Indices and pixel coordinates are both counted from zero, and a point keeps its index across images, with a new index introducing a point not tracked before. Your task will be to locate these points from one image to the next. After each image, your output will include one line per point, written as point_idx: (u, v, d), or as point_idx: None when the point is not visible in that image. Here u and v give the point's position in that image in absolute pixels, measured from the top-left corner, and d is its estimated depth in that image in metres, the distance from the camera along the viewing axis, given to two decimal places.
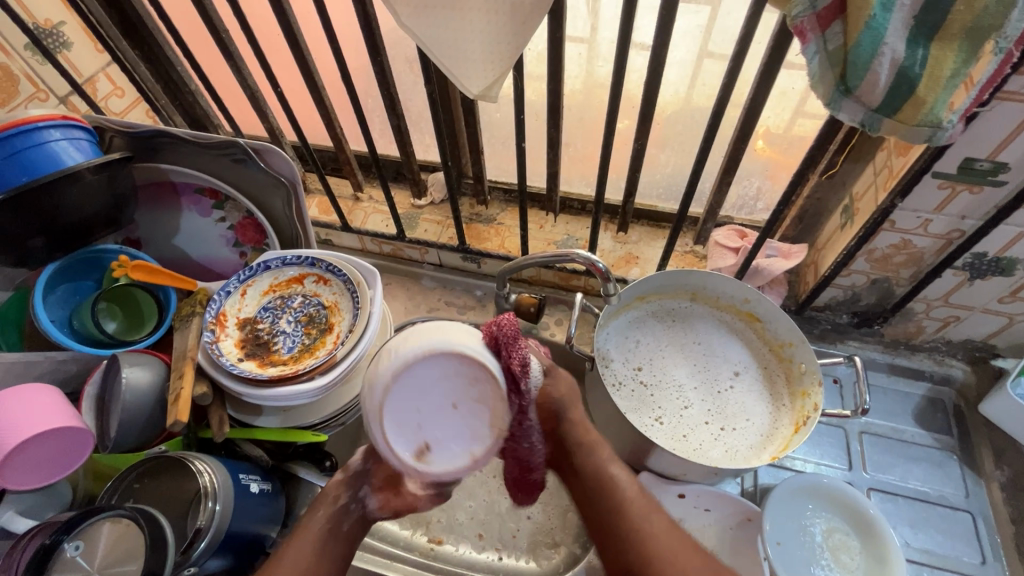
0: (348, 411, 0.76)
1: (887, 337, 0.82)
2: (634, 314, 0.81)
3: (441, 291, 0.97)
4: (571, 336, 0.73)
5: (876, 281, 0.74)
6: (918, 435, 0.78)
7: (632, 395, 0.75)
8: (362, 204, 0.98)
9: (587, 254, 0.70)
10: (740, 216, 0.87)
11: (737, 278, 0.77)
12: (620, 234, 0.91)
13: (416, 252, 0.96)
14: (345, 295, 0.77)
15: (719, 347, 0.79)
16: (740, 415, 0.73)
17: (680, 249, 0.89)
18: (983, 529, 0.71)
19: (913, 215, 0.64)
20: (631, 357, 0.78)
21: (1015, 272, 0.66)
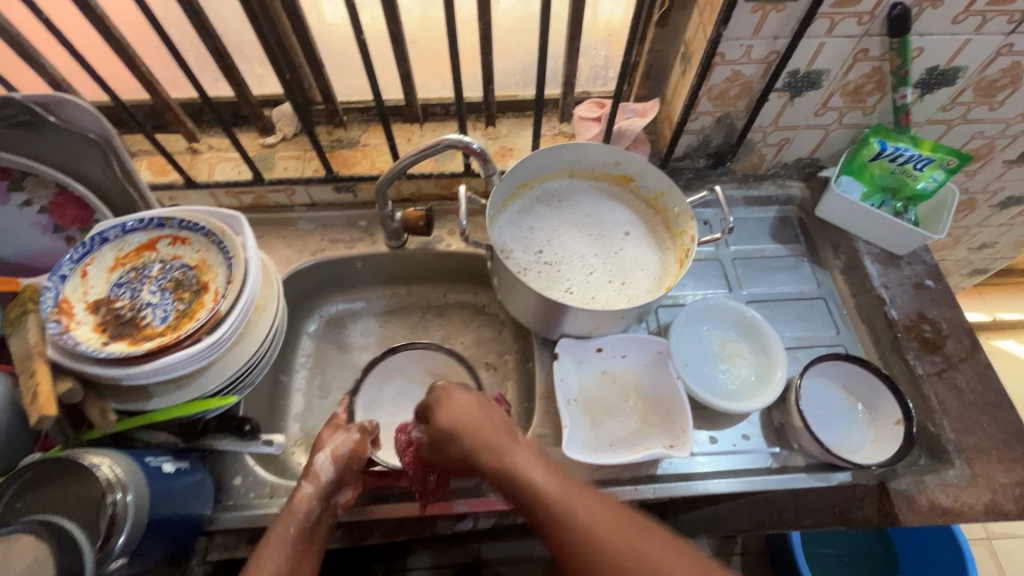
0: (254, 367, 0.71)
1: (739, 173, 0.92)
2: (522, 202, 0.84)
3: (322, 230, 0.91)
4: (466, 229, 0.71)
5: (720, 118, 0.80)
6: (777, 249, 0.91)
7: (536, 274, 0.78)
8: (203, 155, 0.88)
9: (457, 137, 0.70)
10: (597, 89, 0.90)
11: (604, 144, 0.80)
12: (490, 130, 0.91)
13: (283, 195, 0.89)
14: (212, 250, 0.70)
15: (603, 214, 0.84)
16: (634, 266, 0.79)
17: (550, 134, 0.90)
18: (834, 308, 0.85)
19: (737, 43, 0.69)
20: (528, 242, 0.81)
21: (822, 83, 0.76)
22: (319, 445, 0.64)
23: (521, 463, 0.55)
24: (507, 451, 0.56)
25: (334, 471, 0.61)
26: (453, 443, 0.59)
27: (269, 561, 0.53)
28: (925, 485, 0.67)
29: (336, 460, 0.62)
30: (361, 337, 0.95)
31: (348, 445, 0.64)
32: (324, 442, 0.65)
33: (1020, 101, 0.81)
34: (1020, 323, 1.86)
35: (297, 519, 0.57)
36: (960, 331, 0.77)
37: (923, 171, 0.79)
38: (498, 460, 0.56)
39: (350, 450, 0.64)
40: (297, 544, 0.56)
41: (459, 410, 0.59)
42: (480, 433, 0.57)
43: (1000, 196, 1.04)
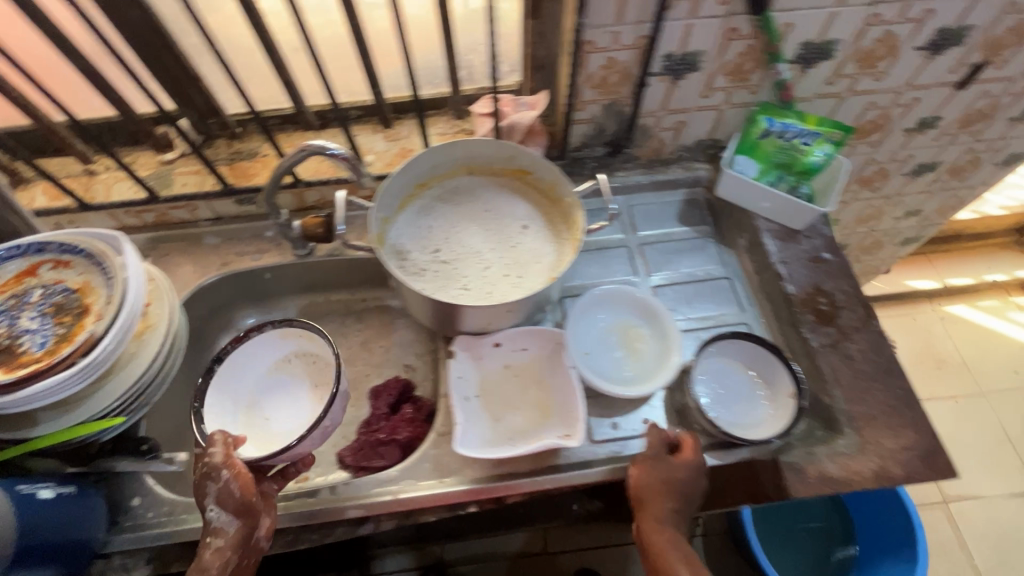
0: (145, 386, 0.71)
1: (643, 159, 0.93)
2: (421, 203, 0.84)
3: (227, 243, 0.90)
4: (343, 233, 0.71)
5: (608, 106, 0.81)
6: (684, 233, 0.91)
7: (433, 274, 0.78)
8: (99, 177, 0.87)
9: (320, 142, 0.67)
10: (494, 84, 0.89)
11: (494, 139, 0.80)
12: (391, 132, 0.91)
13: (184, 211, 0.88)
14: (95, 272, 0.69)
15: (502, 208, 0.84)
16: (531, 258, 0.79)
17: (451, 132, 0.90)
18: (739, 287, 0.86)
19: (603, 30, 0.69)
20: (426, 242, 0.81)
21: (701, 64, 0.76)
22: (203, 503, 0.59)
23: (658, 542, 0.63)
24: (656, 521, 0.64)
25: (237, 520, 0.60)
26: (656, 505, 0.64)
27: None
28: (815, 456, 0.68)
29: (230, 509, 0.60)
30: None
31: (231, 488, 0.60)
32: (200, 489, 0.60)
33: (903, 71, 0.82)
34: (969, 288, 1.88)
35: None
36: (855, 302, 0.78)
37: (810, 146, 0.80)
38: (681, 505, 0.65)
39: (239, 491, 0.60)
40: None
41: (665, 472, 0.65)
42: (673, 490, 0.65)
43: (910, 165, 1.05)
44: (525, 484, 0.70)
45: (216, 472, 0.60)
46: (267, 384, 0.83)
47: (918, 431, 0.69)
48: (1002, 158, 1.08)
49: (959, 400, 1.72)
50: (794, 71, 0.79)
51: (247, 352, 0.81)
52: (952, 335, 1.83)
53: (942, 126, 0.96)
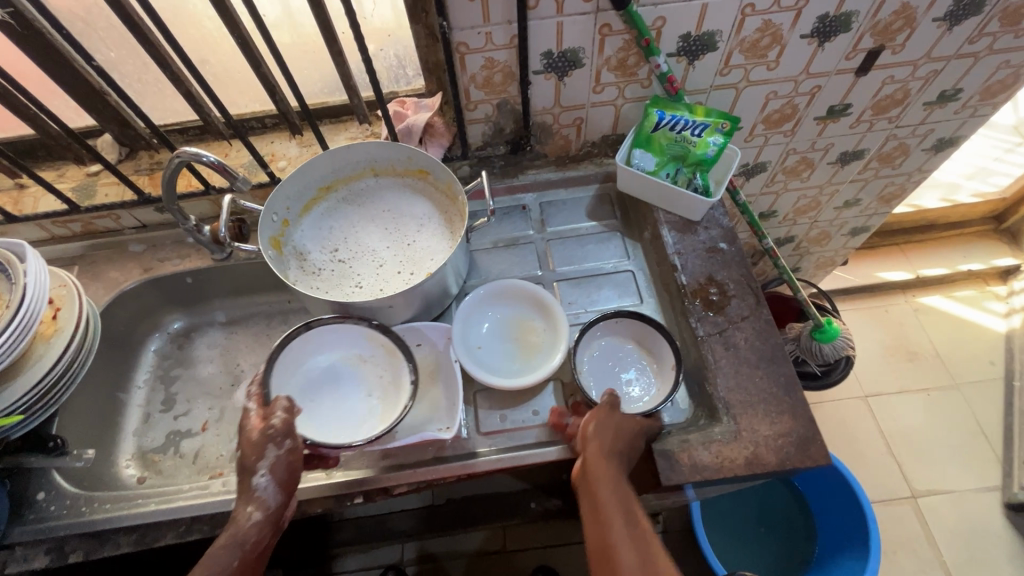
0: (53, 386, 0.73)
1: (551, 156, 0.94)
2: (326, 205, 0.87)
3: (152, 250, 0.95)
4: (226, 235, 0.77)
5: (500, 105, 0.83)
6: (592, 227, 0.92)
7: (330, 274, 0.81)
8: (29, 190, 0.92)
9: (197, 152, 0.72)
10: (401, 88, 0.92)
11: (389, 142, 0.83)
12: (304, 138, 0.94)
13: (109, 220, 0.93)
14: (2, 280, 0.74)
15: (403, 209, 0.86)
16: (425, 256, 0.82)
17: (361, 137, 0.93)
18: (640, 279, 0.87)
19: (474, 32, 0.71)
20: (327, 243, 0.84)
21: (583, 61, 0.78)
22: (255, 468, 0.62)
23: (603, 496, 0.62)
24: (607, 474, 0.63)
25: (278, 494, 0.62)
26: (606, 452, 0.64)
27: None
28: (688, 444, 0.68)
29: (277, 479, 0.62)
30: (206, 350, 0.98)
31: (286, 460, 0.63)
32: (256, 453, 0.63)
33: (795, 59, 0.82)
34: (944, 278, 1.84)
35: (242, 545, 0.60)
36: (745, 291, 0.78)
37: (701, 136, 0.81)
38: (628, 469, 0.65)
39: (288, 463, 0.64)
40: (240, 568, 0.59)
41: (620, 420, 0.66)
42: (620, 445, 0.65)
43: (833, 153, 1.05)
44: (408, 475, 0.70)
45: (281, 438, 0.64)
46: (351, 370, 0.80)
47: (795, 417, 0.69)
48: (931, 144, 1.07)
49: (933, 392, 1.68)
50: (680, 64, 0.80)
51: (329, 331, 0.78)
52: (926, 327, 1.78)
53: (854, 113, 0.95)
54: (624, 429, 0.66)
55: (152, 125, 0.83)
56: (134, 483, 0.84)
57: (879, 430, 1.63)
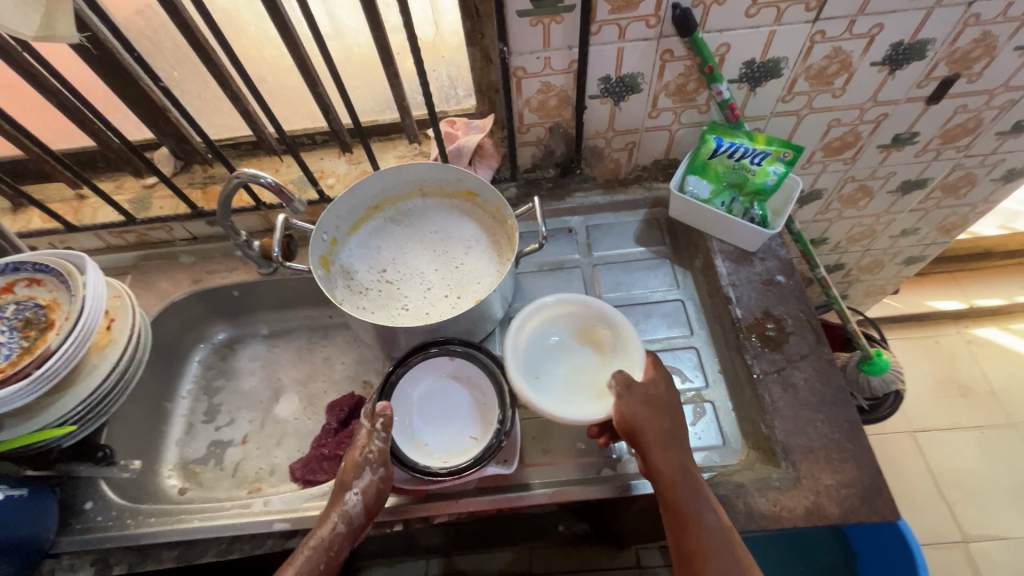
0: (104, 396, 0.74)
1: (600, 179, 0.93)
2: (373, 224, 0.87)
3: (201, 262, 0.96)
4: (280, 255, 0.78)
5: (552, 128, 0.82)
6: (640, 254, 0.90)
7: (375, 294, 0.81)
8: (89, 201, 0.95)
9: (254, 172, 0.72)
10: (450, 107, 0.91)
11: (440, 162, 0.83)
12: (353, 156, 0.94)
13: (162, 232, 0.95)
14: (61, 290, 0.75)
15: (450, 230, 0.86)
16: (472, 279, 0.81)
17: (410, 155, 0.93)
18: (690, 309, 0.84)
19: (533, 57, 0.71)
20: (374, 262, 0.84)
21: (641, 87, 0.76)
22: (350, 483, 0.64)
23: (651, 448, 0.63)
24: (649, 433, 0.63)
25: (360, 512, 0.63)
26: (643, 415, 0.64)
27: None
28: (743, 489, 0.65)
29: (366, 502, 0.63)
30: (248, 362, 0.98)
31: (378, 484, 0.64)
32: (354, 470, 0.64)
33: (863, 87, 0.79)
34: (1000, 310, 1.75)
35: (321, 550, 0.62)
36: (804, 327, 0.75)
37: (761, 165, 0.78)
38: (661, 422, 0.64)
39: (379, 487, 0.64)
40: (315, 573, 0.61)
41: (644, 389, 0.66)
42: (644, 407, 0.64)
43: (895, 181, 1.01)
44: (449, 505, 0.70)
45: (375, 460, 0.65)
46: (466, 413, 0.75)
47: (859, 466, 0.65)
48: (1001, 174, 1.01)
49: (987, 430, 1.59)
50: (741, 90, 0.78)
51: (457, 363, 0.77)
52: (980, 360, 1.69)
53: (922, 141, 0.91)
54: (655, 425, 0.63)
55: (210, 141, 0.84)
56: (176, 494, 0.85)
57: (928, 469, 1.55)
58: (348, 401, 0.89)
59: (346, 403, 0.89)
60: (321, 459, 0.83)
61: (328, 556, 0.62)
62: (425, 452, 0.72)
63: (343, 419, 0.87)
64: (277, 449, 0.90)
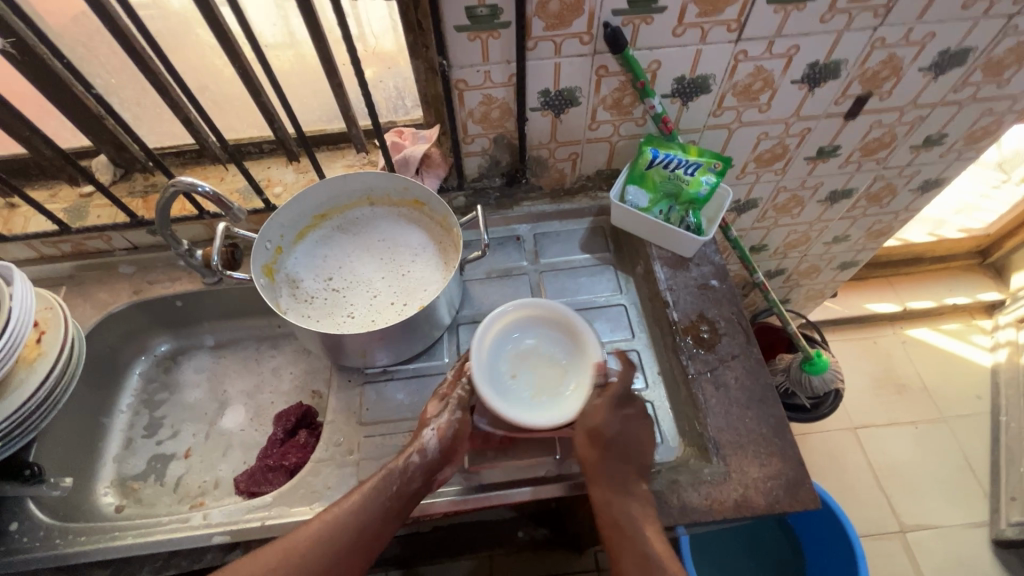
0: (31, 412, 0.71)
1: (546, 189, 0.95)
2: (320, 232, 0.87)
3: (142, 272, 0.94)
4: (219, 265, 0.77)
5: (497, 139, 0.84)
6: (586, 260, 0.93)
7: (321, 302, 0.81)
8: (21, 210, 0.92)
9: (191, 181, 0.72)
10: (398, 118, 0.93)
11: (386, 171, 0.84)
12: (301, 165, 0.95)
13: (100, 242, 0.92)
14: None
15: (398, 238, 0.87)
16: (418, 286, 0.82)
17: (358, 165, 0.94)
18: (632, 313, 0.87)
19: (473, 70, 0.73)
20: (320, 270, 0.84)
21: (579, 100, 0.79)
22: (427, 423, 0.70)
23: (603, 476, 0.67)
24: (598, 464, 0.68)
25: (437, 449, 0.68)
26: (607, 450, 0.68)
27: (323, 529, 0.62)
28: (677, 485, 0.68)
29: (441, 438, 0.68)
30: (193, 374, 0.96)
31: (456, 425, 0.70)
32: (436, 411, 0.72)
33: (786, 103, 0.84)
34: (930, 311, 1.86)
35: (386, 491, 0.65)
36: (735, 328, 0.79)
37: (693, 176, 0.82)
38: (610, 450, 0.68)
39: (457, 427, 0.70)
40: (370, 518, 0.64)
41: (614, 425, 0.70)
42: (607, 442, 0.69)
43: (823, 191, 1.07)
44: None
45: (461, 400, 0.72)
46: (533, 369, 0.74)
47: (784, 459, 0.69)
48: (918, 184, 1.09)
49: (921, 425, 1.68)
50: (674, 105, 0.82)
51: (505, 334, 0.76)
52: (914, 359, 1.80)
53: (844, 154, 0.97)
54: (598, 462, 0.67)
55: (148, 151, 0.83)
56: (112, 512, 0.82)
57: (869, 464, 1.63)
58: (293, 409, 0.89)
59: (292, 411, 0.88)
60: (267, 469, 0.82)
61: (387, 505, 0.65)
62: (530, 414, 0.69)
63: (288, 427, 0.87)
64: (222, 462, 0.88)
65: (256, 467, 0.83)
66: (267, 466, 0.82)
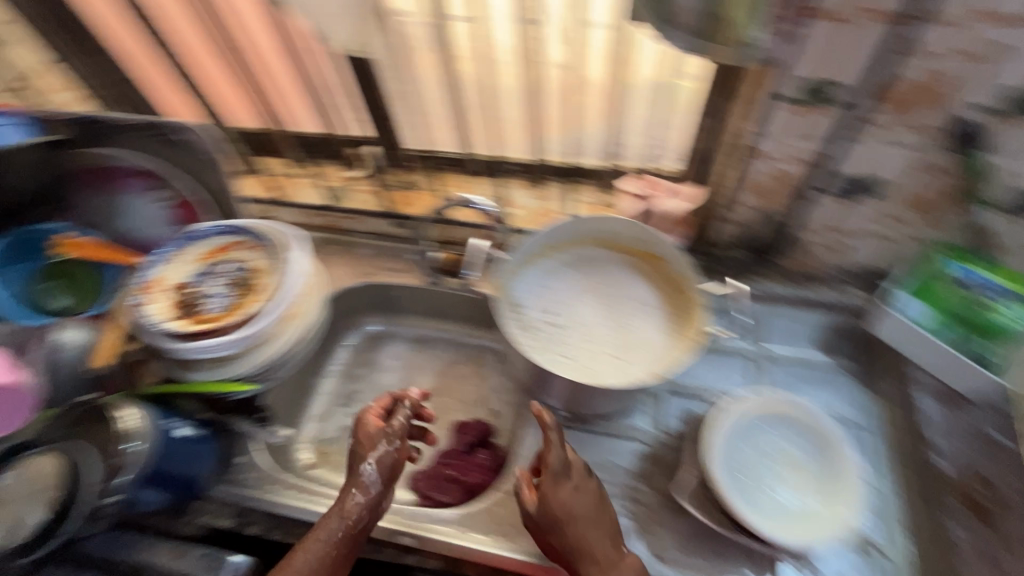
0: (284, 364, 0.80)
1: (789, 271, 0.86)
2: (548, 263, 0.87)
3: (379, 258, 1.01)
4: None
5: (764, 213, 0.79)
6: (819, 358, 0.85)
7: (541, 334, 0.80)
8: (299, 180, 1.05)
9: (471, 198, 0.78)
10: (648, 167, 0.91)
11: (636, 220, 0.82)
12: (540, 191, 0.97)
13: (353, 222, 1.02)
14: (271, 259, 0.83)
15: (627, 288, 0.84)
16: (641, 345, 0.78)
17: (596, 204, 0.93)
18: (874, 439, 0.78)
19: (778, 142, 0.69)
20: (543, 301, 0.83)
21: (882, 193, 0.70)
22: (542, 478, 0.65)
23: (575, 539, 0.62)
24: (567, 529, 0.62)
25: (547, 510, 0.63)
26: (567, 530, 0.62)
27: (296, 562, 0.62)
28: None
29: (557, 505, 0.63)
30: (390, 359, 1.02)
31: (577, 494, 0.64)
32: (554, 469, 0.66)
33: None
34: None
35: (326, 533, 0.64)
36: None
37: (998, 301, 0.68)
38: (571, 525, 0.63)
39: (583, 497, 0.64)
40: (326, 554, 0.63)
41: (569, 506, 0.63)
42: (577, 505, 0.64)
43: None
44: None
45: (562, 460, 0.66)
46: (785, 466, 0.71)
47: None
48: None
49: None
50: None
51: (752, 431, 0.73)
52: None
53: None
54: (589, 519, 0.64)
55: None
56: (304, 467, 0.90)
57: None
58: (475, 426, 0.91)
59: (474, 429, 0.90)
60: (445, 480, 0.85)
61: (352, 537, 0.65)
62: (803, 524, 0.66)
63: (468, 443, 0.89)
64: None
65: (435, 474, 0.86)
66: (446, 478, 0.85)
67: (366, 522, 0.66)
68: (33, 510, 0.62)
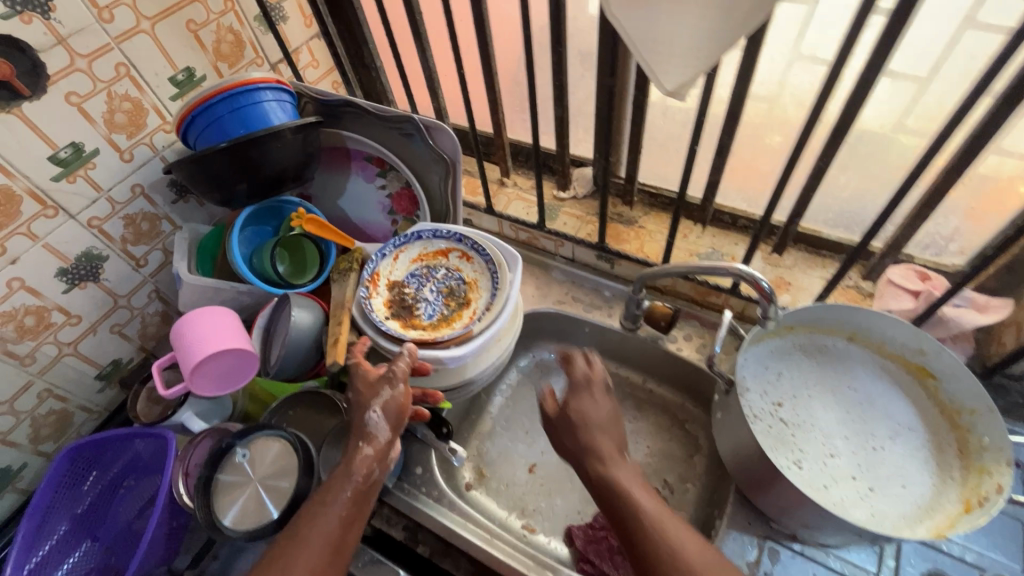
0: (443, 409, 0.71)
1: None
2: (778, 343, 0.76)
3: (569, 285, 0.97)
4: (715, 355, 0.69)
5: None
6: None
7: (766, 428, 0.69)
8: (507, 189, 1.03)
9: (750, 271, 0.65)
10: (925, 258, 0.77)
11: (914, 325, 0.69)
12: (773, 256, 0.86)
13: (552, 244, 0.98)
14: (485, 275, 0.80)
15: (877, 400, 0.71)
16: (893, 476, 0.65)
17: (845, 288, 0.82)
18: None
19: None
20: (770, 389, 0.72)
21: None
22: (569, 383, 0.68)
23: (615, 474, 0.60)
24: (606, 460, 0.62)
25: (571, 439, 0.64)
26: (596, 439, 0.63)
27: (323, 520, 0.58)
28: None
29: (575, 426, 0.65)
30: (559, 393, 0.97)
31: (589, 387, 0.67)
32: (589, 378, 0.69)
33: None
34: None
35: (340, 487, 0.61)
36: None
37: None
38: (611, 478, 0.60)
39: (587, 400, 0.67)
40: (341, 514, 0.59)
41: (585, 407, 0.66)
42: (601, 429, 0.64)
43: None
44: None
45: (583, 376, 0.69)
46: None
47: None
48: None
49: None
50: None
51: None
52: None
53: None
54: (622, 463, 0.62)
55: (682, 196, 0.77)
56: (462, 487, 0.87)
57: None
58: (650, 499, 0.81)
59: None
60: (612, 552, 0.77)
61: (353, 496, 0.61)
62: None
63: None
64: (561, 497, 0.86)
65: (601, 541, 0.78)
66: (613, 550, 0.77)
67: (372, 472, 0.62)
68: (274, 498, 0.66)
